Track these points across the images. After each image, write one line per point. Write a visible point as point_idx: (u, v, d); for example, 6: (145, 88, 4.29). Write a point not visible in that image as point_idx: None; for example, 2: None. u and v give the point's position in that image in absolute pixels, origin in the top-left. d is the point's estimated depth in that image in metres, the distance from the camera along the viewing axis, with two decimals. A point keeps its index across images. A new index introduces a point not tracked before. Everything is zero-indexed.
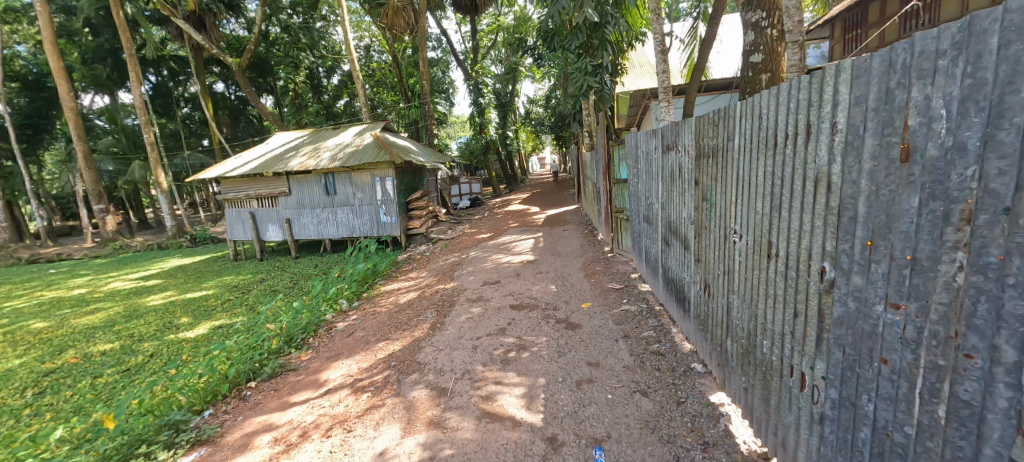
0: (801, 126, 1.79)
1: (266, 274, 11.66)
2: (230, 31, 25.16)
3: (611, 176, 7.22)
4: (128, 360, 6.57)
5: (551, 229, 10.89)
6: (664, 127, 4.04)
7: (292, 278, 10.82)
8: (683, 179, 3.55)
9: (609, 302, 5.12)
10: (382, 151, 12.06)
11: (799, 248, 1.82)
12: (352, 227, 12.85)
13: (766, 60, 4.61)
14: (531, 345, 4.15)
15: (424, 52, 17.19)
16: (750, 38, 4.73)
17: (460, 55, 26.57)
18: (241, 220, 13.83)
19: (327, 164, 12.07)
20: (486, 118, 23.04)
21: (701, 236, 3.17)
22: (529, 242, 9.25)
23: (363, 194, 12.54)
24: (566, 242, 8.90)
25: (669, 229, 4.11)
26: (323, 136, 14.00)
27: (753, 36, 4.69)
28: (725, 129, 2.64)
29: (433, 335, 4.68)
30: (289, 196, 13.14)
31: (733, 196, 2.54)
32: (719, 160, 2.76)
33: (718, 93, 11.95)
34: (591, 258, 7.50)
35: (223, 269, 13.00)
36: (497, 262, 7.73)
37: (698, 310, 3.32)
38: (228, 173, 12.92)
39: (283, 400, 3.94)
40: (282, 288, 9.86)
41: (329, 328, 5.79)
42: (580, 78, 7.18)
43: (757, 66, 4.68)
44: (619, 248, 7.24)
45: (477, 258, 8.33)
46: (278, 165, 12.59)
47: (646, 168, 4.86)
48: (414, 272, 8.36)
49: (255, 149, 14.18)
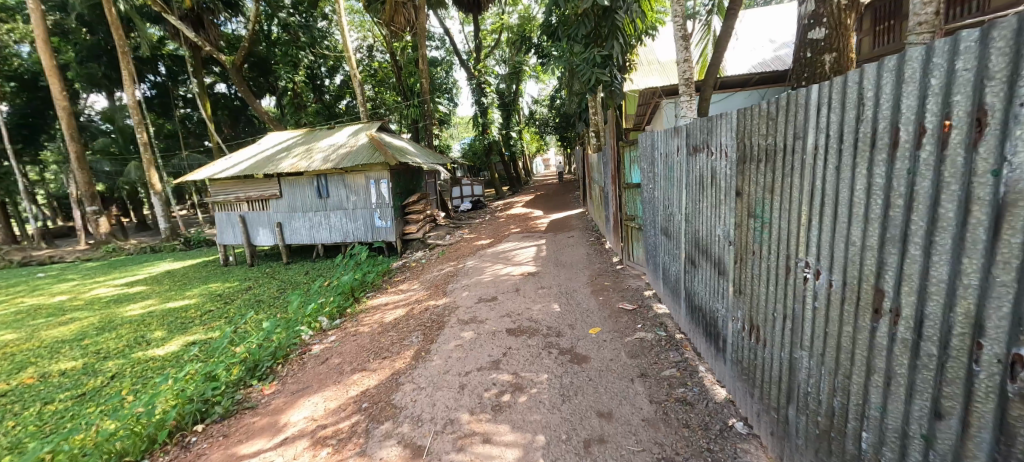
0: (960, 115, 1.10)
1: (253, 281, 11.07)
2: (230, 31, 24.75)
3: (621, 180, 6.52)
4: (86, 383, 5.97)
5: (554, 234, 10.22)
6: (691, 122, 3.33)
7: (280, 286, 10.22)
8: (718, 187, 2.85)
9: (620, 328, 4.42)
10: (377, 152, 11.44)
11: (952, 311, 1.15)
12: (346, 232, 12.24)
13: (831, 36, 3.92)
14: (529, 385, 3.46)
15: (424, 51, 16.58)
16: (810, 9, 4.03)
17: (463, 55, 26.07)
18: (231, 224, 13.22)
19: (319, 165, 11.45)
20: (489, 118, 22.52)
21: (745, 263, 2.48)
22: (531, 250, 8.56)
23: (357, 197, 11.93)
24: (571, 250, 8.21)
25: (696, 246, 3.41)
26: (317, 136, 13.41)
27: (813, 7, 3.99)
28: (786, 123, 1.95)
29: (415, 367, 4.00)
30: (281, 199, 12.54)
31: (803, 219, 1.84)
32: (776, 165, 2.07)
33: (734, 91, 11.27)
34: (597, 270, 6.79)
35: (210, 276, 12.40)
36: (495, 274, 7.02)
37: (741, 356, 2.62)
38: (217, 175, 12.33)
39: (230, 452, 3.26)
40: (266, 299, 9.23)
41: (303, 352, 5.13)
42: (587, 71, 6.50)
43: (819, 44, 3.99)
44: (630, 259, 6.58)
45: (474, 270, 7.63)
46: (269, 166, 12.00)
47: (666, 171, 4.15)
48: (406, 283, 7.71)
49: (246, 149, 13.57)
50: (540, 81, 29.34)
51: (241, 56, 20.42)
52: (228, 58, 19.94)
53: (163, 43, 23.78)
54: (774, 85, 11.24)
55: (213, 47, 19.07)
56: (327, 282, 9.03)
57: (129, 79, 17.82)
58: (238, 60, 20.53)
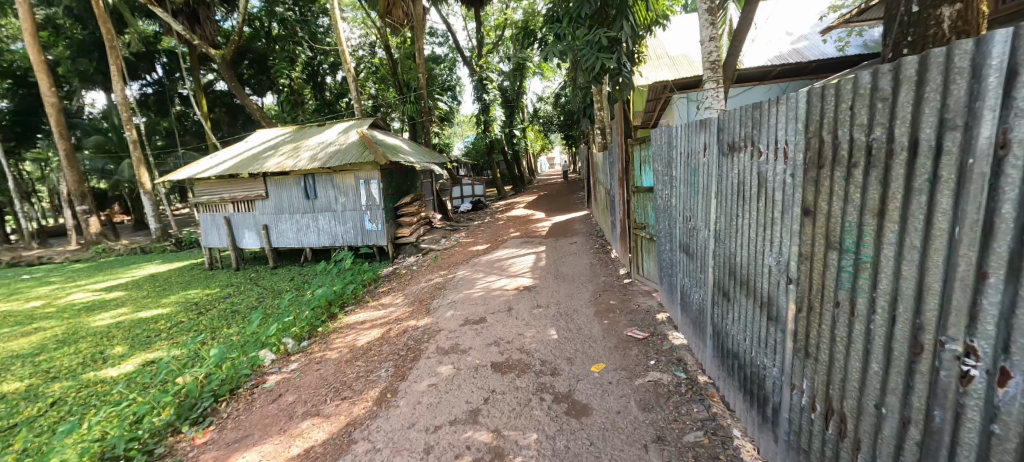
0: None
1: (235, 288, 10.40)
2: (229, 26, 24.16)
3: (630, 184, 5.74)
4: (21, 410, 5.30)
5: (556, 240, 9.45)
6: (727, 111, 2.53)
7: (259, 295, 9.52)
8: (770, 200, 2.07)
9: (629, 365, 3.63)
10: (367, 150, 10.71)
11: None
12: (335, 235, 11.53)
13: None
14: (512, 452, 2.70)
15: (422, 46, 15.84)
16: None
17: (466, 51, 25.30)
18: (215, 226, 12.58)
19: (305, 164, 10.75)
20: (491, 116, 21.78)
21: (816, 315, 1.71)
22: (529, 259, 7.78)
23: (346, 199, 11.21)
24: (573, 260, 7.43)
25: (729, 271, 2.64)
26: (306, 133, 12.73)
27: None
28: (923, 108, 1.19)
29: (375, 418, 3.25)
30: (267, 200, 11.86)
31: (961, 270, 1.08)
32: (894, 175, 1.29)
33: (752, 85, 10.40)
34: (602, 285, 6.00)
35: (193, 280, 11.76)
36: (486, 288, 6.24)
37: (803, 442, 1.85)
38: (200, 174, 11.67)
39: None
40: (243, 309, 8.51)
41: (256, 384, 4.40)
42: (592, 55, 5.63)
43: None
44: (639, 273, 5.81)
45: (465, 282, 6.84)
46: (254, 166, 11.32)
47: (688, 173, 3.35)
48: (390, 296, 6.98)
49: (232, 147, 12.89)
50: (545, 78, 28.55)
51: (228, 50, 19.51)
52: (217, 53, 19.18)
53: (159, 38, 23.30)
54: (795, 78, 10.41)
55: (202, 41, 18.54)
56: (308, 292, 8.30)
57: (117, 74, 17.14)
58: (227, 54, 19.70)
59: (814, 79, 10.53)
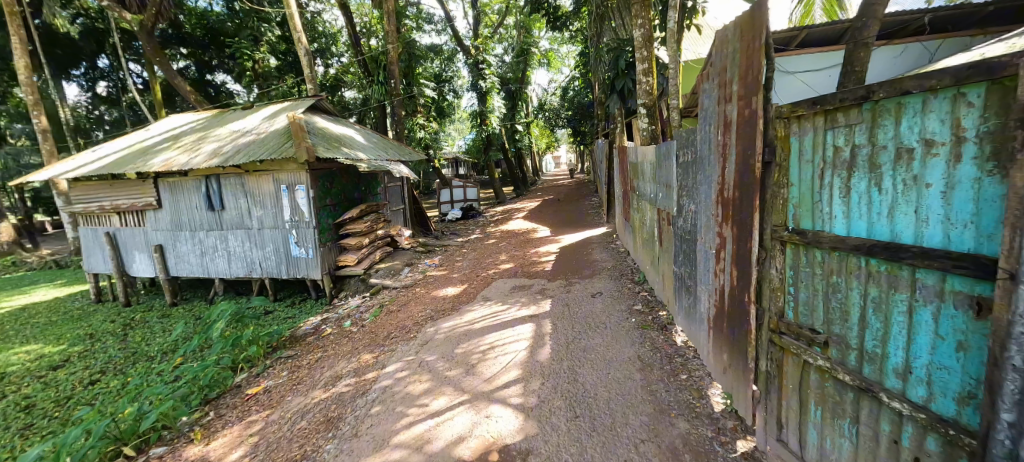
0: None
1: (88, 344, 7.02)
2: (196, 3, 18.77)
3: (768, 222, 2.26)
4: None
5: (567, 286, 5.92)
6: None
7: (102, 365, 6.11)
8: None
9: None
10: (290, 140, 7.29)
11: None
12: (251, 263, 8.07)
13: None
14: None
15: (395, 13, 12.22)
16: None
17: (463, 34, 21.68)
18: (99, 244, 9.21)
19: (201, 160, 7.35)
20: (487, 107, 18.18)
21: None
22: (522, 340, 4.22)
23: (262, 211, 7.75)
24: (603, 350, 3.91)
25: None
26: (224, 119, 9.31)
27: None
28: None
29: None
30: (161, 211, 8.46)
31: None
32: None
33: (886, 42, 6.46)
34: (682, 457, 2.51)
35: (56, 323, 8.37)
36: (414, 450, 2.73)
37: None
38: (68, 174, 8.37)
39: None
40: (44, 406, 5.10)
41: None
42: None
43: None
44: (772, 439, 2.40)
45: (383, 407, 3.31)
46: (136, 163, 7.97)
47: None
48: (236, 430, 3.49)
49: (129, 137, 9.58)
50: (550, 67, 25.13)
51: (148, 11, 13.30)
52: (132, 16, 13.19)
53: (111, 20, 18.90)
54: (950, 33, 6.32)
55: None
56: (147, 391, 4.86)
57: (20, 46, 13.65)
58: (147, 18, 13.45)
59: (980, 39, 6.30)
